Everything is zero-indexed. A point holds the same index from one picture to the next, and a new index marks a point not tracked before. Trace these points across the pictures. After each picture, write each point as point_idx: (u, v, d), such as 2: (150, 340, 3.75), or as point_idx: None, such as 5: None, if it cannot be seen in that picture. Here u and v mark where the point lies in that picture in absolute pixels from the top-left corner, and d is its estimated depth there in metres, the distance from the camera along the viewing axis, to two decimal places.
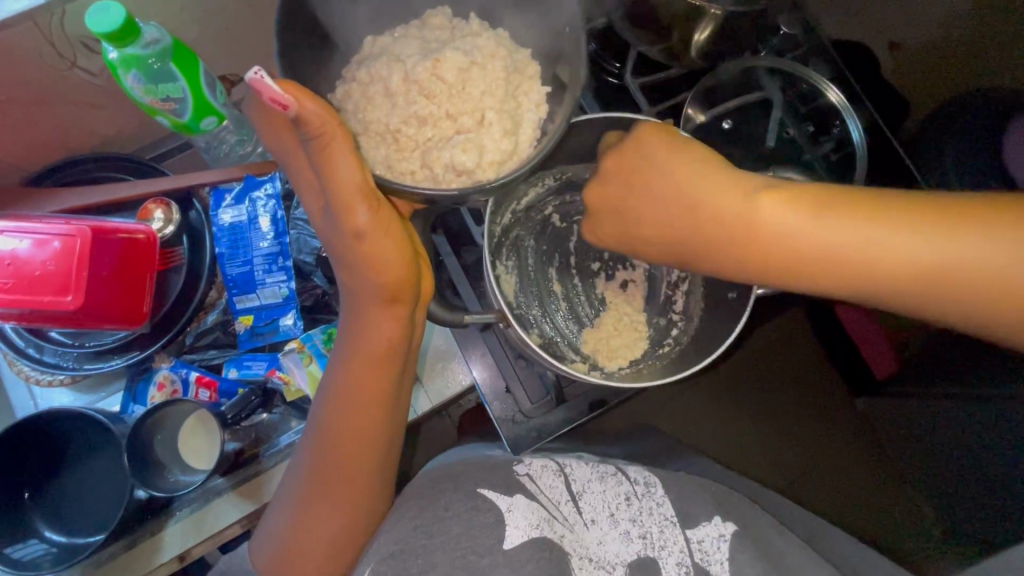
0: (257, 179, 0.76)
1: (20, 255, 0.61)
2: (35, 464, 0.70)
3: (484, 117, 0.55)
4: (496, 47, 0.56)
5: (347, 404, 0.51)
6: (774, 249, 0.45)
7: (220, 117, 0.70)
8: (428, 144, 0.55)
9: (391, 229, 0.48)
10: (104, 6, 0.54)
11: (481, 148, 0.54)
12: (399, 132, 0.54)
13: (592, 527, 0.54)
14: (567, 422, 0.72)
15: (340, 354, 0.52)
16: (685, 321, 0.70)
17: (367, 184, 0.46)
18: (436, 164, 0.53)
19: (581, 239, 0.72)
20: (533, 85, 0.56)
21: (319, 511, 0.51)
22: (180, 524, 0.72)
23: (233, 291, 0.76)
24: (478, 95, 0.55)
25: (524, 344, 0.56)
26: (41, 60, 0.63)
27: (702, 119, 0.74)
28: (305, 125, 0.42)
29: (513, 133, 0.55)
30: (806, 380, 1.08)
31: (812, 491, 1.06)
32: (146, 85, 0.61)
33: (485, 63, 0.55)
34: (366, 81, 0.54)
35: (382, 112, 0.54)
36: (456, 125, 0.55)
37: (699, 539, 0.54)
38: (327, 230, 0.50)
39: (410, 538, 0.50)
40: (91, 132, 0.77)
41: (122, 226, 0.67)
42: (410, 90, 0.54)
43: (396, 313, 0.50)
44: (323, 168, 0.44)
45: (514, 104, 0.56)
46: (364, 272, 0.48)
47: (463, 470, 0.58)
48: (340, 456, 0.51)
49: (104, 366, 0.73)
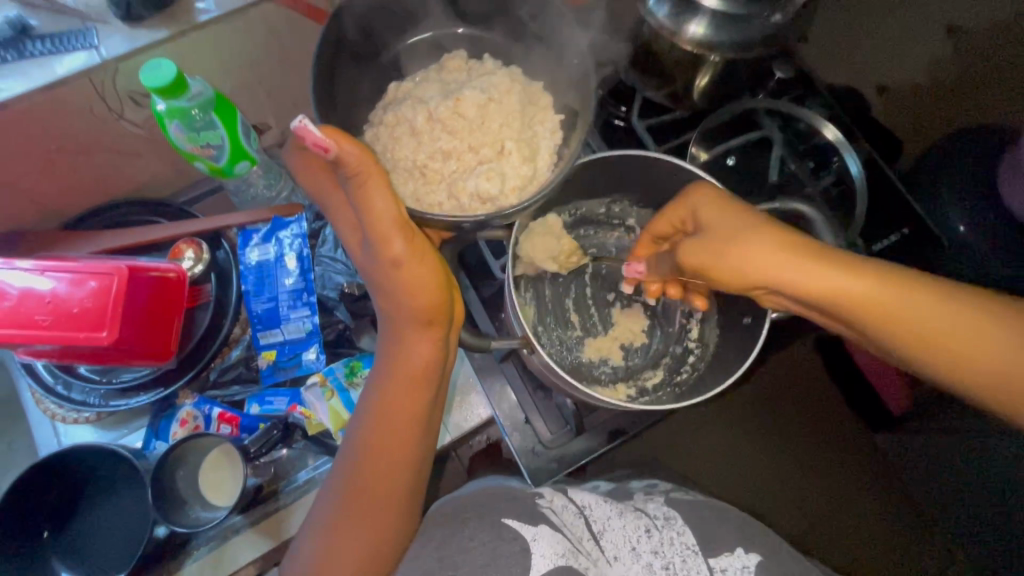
0: (285, 219, 0.80)
1: (59, 293, 0.64)
2: (56, 503, 0.71)
3: (504, 147, 0.59)
4: (511, 83, 0.61)
5: (381, 423, 0.52)
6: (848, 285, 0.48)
7: (252, 161, 0.75)
8: (453, 176, 0.59)
9: (427, 256, 0.50)
10: (155, 63, 0.58)
11: (502, 175, 0.58)
12: (426, 167, 0.59)
13: (615, 565, 0.54)
14: (588, 452, 0.72)
15: (378, 378, 0.54)
16: (701, 348, 0.71)
17: (401, 215, 0.49)
18: (461, 194, 0.57)
19: (599, 272, 0.73)
20: (548, 114, 0.61)
21: (347, 548, 0.51)
22: (197, 564, 0.72)
23: (257, 327, 0.78)
24: (497, 128, 0.59)
25: (548, 368, 0.57)
26: (91, 113, 0.68)
27: (705, 156, 0.78)
28: (344, 165, 0.45)
29: (532, 160, 0.59)
30: (821, 415, 1.07)
31: (832, 535, 1.03)
32: (187, 133, 0.65)
33: (501, 97, 0.60)
34: (393, 123, 0.59)
35: (408, 150, 0.59)
36: (478, 157, 0.59)
37: (722, 568, 0.54)
38: (365, 260, 0.53)
39: (436, 569, 0.50)
40: (128, 178, 0.82)
41: (155, 265, 0.71)
42: (434, 127, 0.59)
43: (431, 336, 0.52)
44: (362, 204, 0.47)
45: (531, 134, 0.60)
46: (401, 298, 0.50)
47: (486, 500, 0.58)
48: (373, 484, 0.51)
49: (129, 403, 0.74)
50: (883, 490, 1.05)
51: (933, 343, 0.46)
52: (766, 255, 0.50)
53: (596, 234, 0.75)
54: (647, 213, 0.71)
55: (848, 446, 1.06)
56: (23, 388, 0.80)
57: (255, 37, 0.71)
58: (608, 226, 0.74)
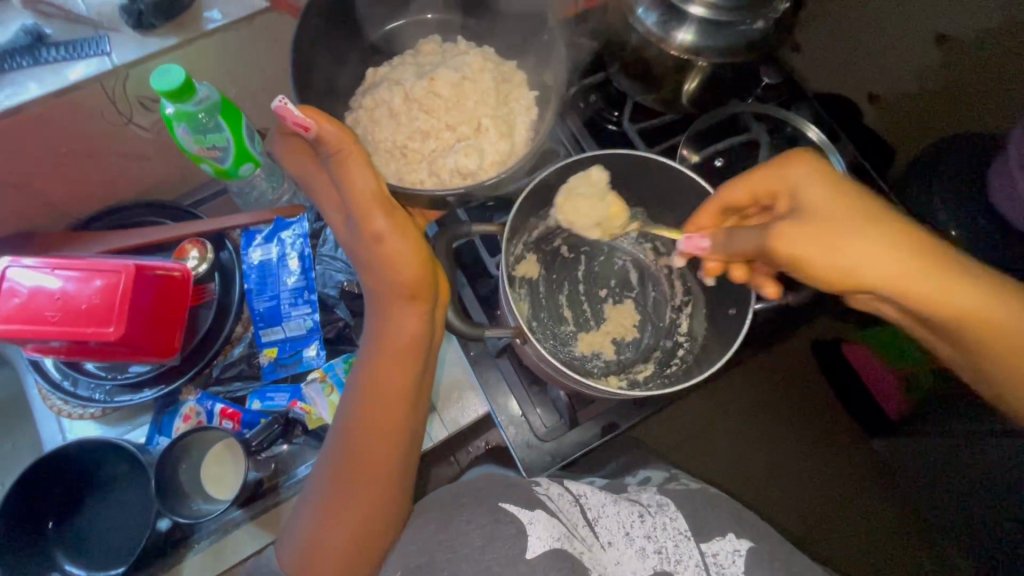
0: (287, 220, 0.82)
1: (68, 290, 0.67)
2: (63, 494, 0.74)
3: (480, 125, 0.74)
4: (482, 63, 0.77)
5: (370, 395, 0.54)
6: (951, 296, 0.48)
7: (256, 163, 0.77)
8: (434, 153, 0.74)
9: (408, 232, 0.54)
10: (165, 68, 0.61)
11: (480, 152, 0.73)
12: (407, 146, 0.74)
13: (609, 549, 0.56)
14: (581, 446, 0.73)
15: (366, 354, 0.55)
16: (690, 341, 0.73)
17: (380, 190, 0.53)
18: (443, 169, 0.72)
19: (589, 268, 0.77)
20: (521, 93, 0.78)
21: (336, 519, 0.53)
22: (198, 556, 0.73)
23: (260, 325, 0.80)
24: (472, 108, 0.75)
25: (541, 357, 0.59)
26: (102, 117, 0.71)
27: (696, 158, 0.81)
28: (324, 142, 0.51)
29: (507, 136, 0.74)
30: (816, 417, 1.04)
31: (837, 543, 1.00)
32: (194, 135, 0.68)
33: (475, 77, 0.76)
34: (373, 107, 0.75)
35: (389, 132, 0.74)
36: (456, 135, 0.74)
37: (714, 552, 0.56)
38: (349, 237, 0.56)
39: (436, 551, 0.52)
40: (136, 181, 0.84)
41: (160, 264, 0.73)
42: (412, 107, 0.75)
43: (417, 310, 0.54)
44: (341, 178, 0.52)
45: (506, 110, 0.76)
46: (384, 271, 0.53)
47: (484, 486, 0.60)
48: (362, 455, 0.53)
49: (133, 399, 0.76)
50: (885, 492, 1.02)
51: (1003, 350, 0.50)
52: (881, 259, 0.47)
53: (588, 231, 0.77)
54: (638, 212, 0.74)
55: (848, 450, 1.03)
56: (30, 386, 0.81)
57: (260, 45, 0.74)
58: None
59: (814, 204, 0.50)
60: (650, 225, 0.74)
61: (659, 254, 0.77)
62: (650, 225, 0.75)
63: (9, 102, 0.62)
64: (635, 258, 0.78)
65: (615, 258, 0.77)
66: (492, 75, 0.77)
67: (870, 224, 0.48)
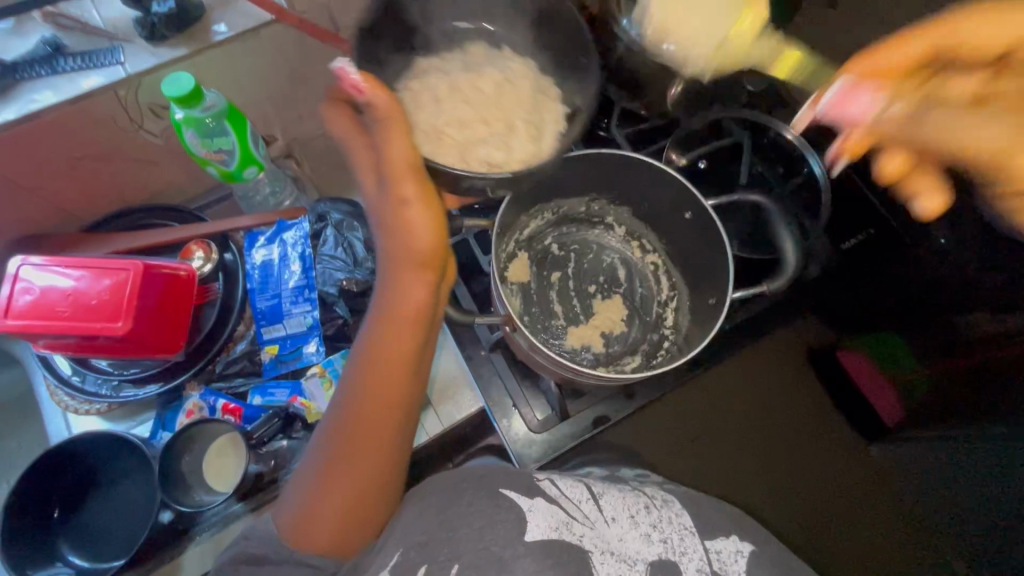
0: (288, 222, 0.86)
1: (78, 287, 0.70)
2: (70, 487, 0.76)
3: (514, 126, 0.65)
4: (527, 70, 0.69)
5: (377, 360, 0.55)
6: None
7: (260, 167, 0.81)
8: (467, 141, 0.64)
9: (434, 206, 0.54)
10: (176, 76, 0.65)
11: (509, 146, 0.64)
12: (443, 132, 0.63)
13: (613, 525, 0.60)
14: (572, 437, 0.76)
15: (373, 319, 0.57)
16: (675, 334, 0.79)
17: (417, 162, 0.53)
18: (472, 158, 0.62)
19: (579, 265, 0.81)
20: (555, 104, 0.67)
21: (335, 482, 0.55)
22: (200, 547, 0.75)
23: (261, 323, 0.83)
24: (510, 109, 0.67)
25: (534, 347, 0.62)
26: (114, 123, 0.75)
27: (683, 161, 0.84)
28: (375, 109, 0.50)
29: (538, 138, 0.64)
30: (810, 415, 1.03)
31: (827, 547, 0.97)
32: (201, 139, 0.72)
33: (517, 81, 0.69)
34: (418, 88, 0.65)
35: (430, 114, 0.64)
36: (489, 130, 0.65)
37: (717, 549, 0.60)
38: (375, 200, 0.56)
39: (435, 530, 0.56)
40: (145, 185, 0.88)
41: (167, 263, 0.76)
42: (454, 97, 0.66)
43: (426, 283, 0.56)
44: (382, 144, 0.51)
45: (540, 118, 0.66)
46: (407, 239, 0.54)
47: (485, 472, 0.63)
48: (364, 419, 0.55)
49: (138, 394, 0.78)
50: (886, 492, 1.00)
51: None
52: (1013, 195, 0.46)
53: (578, 231, 0.83)
54: (624, 211, 0.80)
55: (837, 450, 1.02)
56: (39, 382, 0.84)
57: (265, 55, 0.78)
58: (589, 224, 0.83)
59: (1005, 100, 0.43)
60: (638, 222, 0.81)
61: (645, 251, 0.83)
62: (637, 224, 0.82)
63: (27, 108, 0.66)
64: (622, 254, 0.83)
65: (603, 255, 0.83)
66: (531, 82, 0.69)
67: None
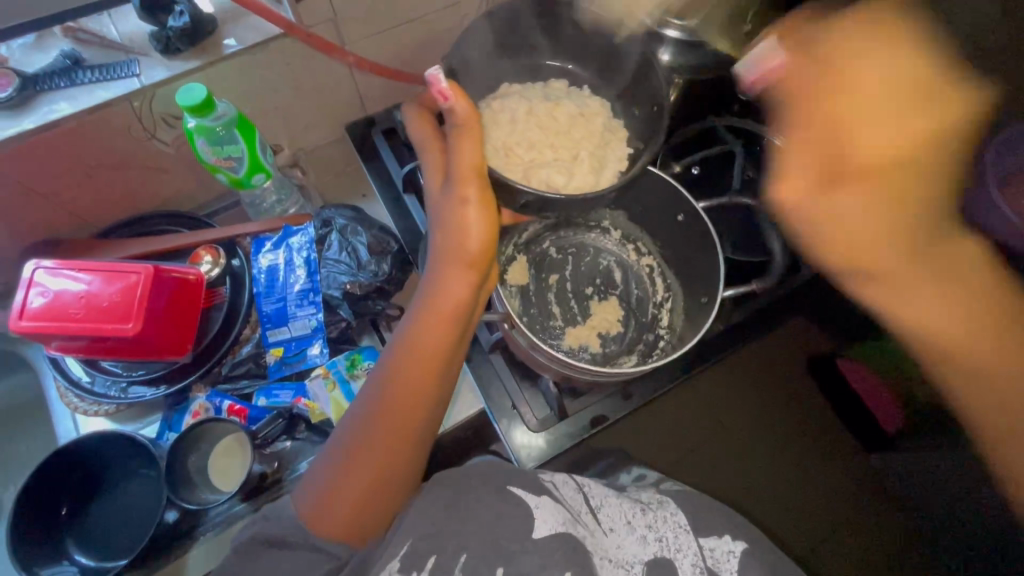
0: (293, 228, 0.89)
1: (91, 290, 0.72)
2: (78, 487, 0.78)
3: (578, 156, 0.74)
4: (600, 108, 0.79)
5: (418, 349, 0.60)
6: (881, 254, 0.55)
7: (267, 174, 0.84)
8: (531, 163, 0.73)
9: (491, 211, 0.60)
10: (190, 86, 0.68)
11: (571, 172, 0.72)
12: (512, 151, 0.73)
13: (611, 535, 0.60)
14: (571, 436, 0.78)
15: (417, 310, 0.61)
16: (670, 334, 0.80)
17: (481, 168, 0.59)
18: (536, 178, 0.71)
19: (576, 268, 0.83)
20: (619, 145, 0.76)
21: (361, 461, 0.58)
22: (204, 546, 0.76)
23: (267, 326, 0.85)
24: (578, 141, 0.75)
25: (534, 344, 0.64)
26: (128, 132, 0.77)
27: (677, 167, 0.86)
28: (453, 116, 0.57)
29: (598, 172, 0.73)
30: (814, 424, 1.04)
31: (836, 556, 0.99)
32: (212, 147, 0.75)
33: (590, 117, 0.77)
34: (499, 110, 0.75)
35: (504, 132, 0.74)
36: (554, 155, 0.74)
37: (710, 547, 0.60)
38: (437, 199, 0.62)
39: (444, 522, 0.57)
40: (157, 193, 0.90)
41: (177, 267, 0.78)
42: (531, 121, 0.75)
43: (469, 280, 0.61)
44: (453, 148, 0.58)
45: (603, 152, 0.75)
46: (460, 236, 0.60)
47: (490, 469, 0.63)
48: (398, 403, 0.59)
49: (146, 395, 0.80)
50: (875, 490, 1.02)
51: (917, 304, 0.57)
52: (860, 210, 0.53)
53: (574, 235, 0.85)
54: (620, 214, 0.84)
55: (843, 461, 1.03)
56: (49, 384, 0.86)
57: (275, 67, 0.81)
58: (585, 228, 0.86)
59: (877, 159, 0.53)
60: (634, 226, 0.84)
61: (640, 254, 0.85)
62: (632, 228, 0.85)
63: (47, 117, 0.70)
64: (618, 257, 0.85)
65: (600, 258, 0.85)
66: (603, 122, 0.77)
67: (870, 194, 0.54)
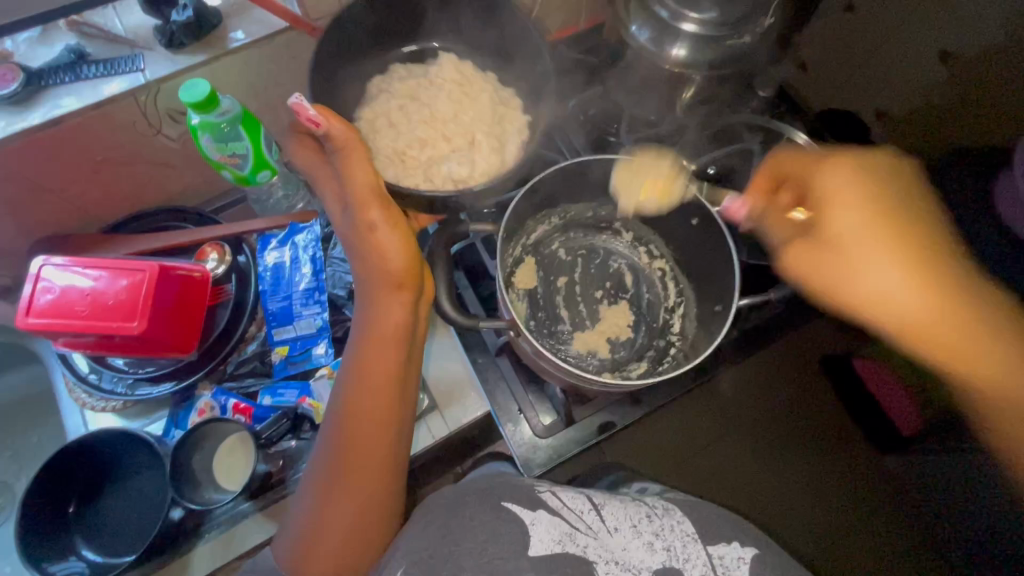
0: (300, 225, 0.88)
1: (97, 287, 0.72)
2: (85, 482, 0.78)
3: (474, 138, 0.76)
4: (484, 90, 0.80)
5: (363, 382, 0.59)
6: (880, 303, 0.55)
7: (273, 171, 0.83)
8: (430, 160, 0.75)
9: (399, 227, 0.60)
10: (193, 83, 0.67)
11: (471, 159, 0.75)
12: (406, 153, 0.75)
13: (616, 534, 0.59)
14: (578, 443, 0.76)
15: (356, 338, 0.61)
16: (682, 340, 0.78)
17: (378, 188, 0.60)
18: (438, 175, 0.74)
19: (585, 270, 0.81)
20: (514, 117, 0.79)
21: (336, 493, 0.58)
22: (208, 544, 0.77)
23: (273, 324, 0.84)
24: (468, 124, 0.78)
25: (538, 354, 0.63)
26: (134, 128, 0.77)
27: (693, 167, 0.84)
28: (332, 140, 0.58)
29: (499, 149, 0.76)
30: (826, 427, 1.02)
31: (845, 559, 0.97)
32: (217, 143, 0.73)
33: (472, 96, 0.80)
34: (372, 116, 0.78)
35: (390, 138, 0.76)
36: (450, 145, 0.76)
37: (720, 555, 0.59)
38: (346, 228, 0.63)
39: (439, 544, 0.56)
40: (163, 188, 0.90)
41: (183, 264, 0.77)
42: (411, 122, 0.77)
43: (403, 299, 0.60)
44: (346, 174, 0.59)
45: (499, 130, 0.78)
46: (376, 259, 0.60)
47: (487, 487, 0.64)
48: (351, 438, 0.58)
49: (153, 392, 0.80)
50: (891, 496, 1.00)
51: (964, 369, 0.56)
52: (903, 282, 0.55)
53: (584, 236, 0.83)
54: (631, 215, 0.81)
55: (854, 466, 1.01)
56: (58, 379, 0.86)
57: (281, 62, 0.80)
58: (595, 229, 0.83)
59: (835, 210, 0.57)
60: (645, 228, 0.81)
61: (652, 257, 0.83)
62: (644, 230, 0.82)
63: (53, 113, 0.69)
64: (629, 260, 0.83)
65: (611, 261, 0.82)
66: (490, 96, 0.80)
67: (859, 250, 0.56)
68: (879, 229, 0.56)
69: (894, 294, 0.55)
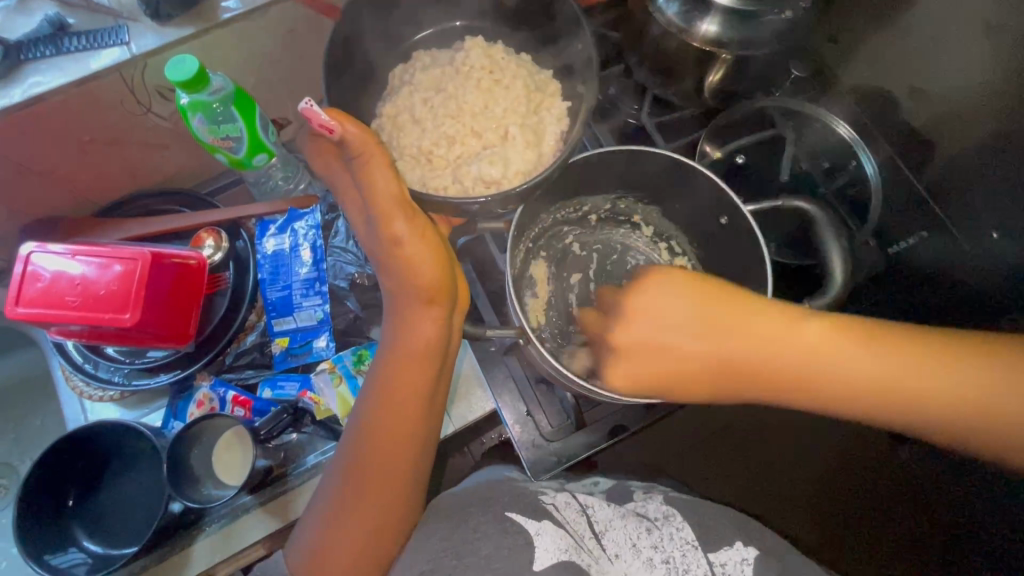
0: (300, 211, 0.83)
1: (87, 276, 0.68)
2: (84, 474, 0.77)
3: (508, 131, 0.66)
4: (520, 71, 0.69)
5: (387, 405, 0.56)
6: (811, 379, 0.50)
7: (270, 154, 0.78)
8: (459, 161, 0.66)
9: (427, 237, 0.56)
10: (180, 58, 0.62)
11: (505, 160, 0.64)
12: (432, 152, 0.66)
13: (617, 562, 0.57)
14: (589, 446, 0.73)
15: (384, 356, 0.58)
16: None
17: (402, 194, 0.54)
18: (466, 177, 0.64)
19: (600, 266, 0.78)
20: (554, 102, 0.69)
21: (349, 517, 0.55)
22: (207, 539, 0.74)
23: (272, 314, 0.81)
24: (501, 115, 0.67)
25: (544, 360, 0.60)
26: (122, 106, 0.72)
27: (718, 155, 0.78)
28: (349, 145, 0.52)
29: (536, 145, 0.66)
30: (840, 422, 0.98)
31: (855, 545, 0.96)
32: (208, 125, 0.69)
33: (508, 83, 0.68)
34: (394, 114, 0.68)
35: (416, 138, 0.67)
36: (481, 142, 0.67)
37: (721, 562, 0.56)
38: (368, 238, 0.58)
39: (442, 558, 0.54)
40: (157, 169, 0.86)
41: (177, 252, 0.73)
42: (437, 116, 0.67)
43: (433, 314, 0.56)
44: (364, 179, 0.54)
45: (535, 119, 0.68)
46: (404, 274, 0.56)
47: (491, 495, 0.61)
48: (371, 462, 0.55)
49: (150, 383, 0.78)
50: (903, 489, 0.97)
51: (931, 417, 0.49)
52: (844, 364, 0.49)
53: (602, 230, 0.79)
54: (653, 210, 0.75)
55: (867, 458, 0.98)
56: (55, 366, 0.84)
57: (273, 34, 0.74)
58: (614, 223, 0.79)
59: (677, 297, 0.53)
60: (667, 223, 0.76)
61: (672, 253, 0.79)
62: (665, 224, 0.77)
63: (31, 90, 0.64)
64: (649, 256, 0.79)
65: (628, 257, 0.79)
66: (526, 81, 0.69)
67: (730, 339, 0.51)
68: (742, 308, 0.51)
69: (840, 378, 0.50)
